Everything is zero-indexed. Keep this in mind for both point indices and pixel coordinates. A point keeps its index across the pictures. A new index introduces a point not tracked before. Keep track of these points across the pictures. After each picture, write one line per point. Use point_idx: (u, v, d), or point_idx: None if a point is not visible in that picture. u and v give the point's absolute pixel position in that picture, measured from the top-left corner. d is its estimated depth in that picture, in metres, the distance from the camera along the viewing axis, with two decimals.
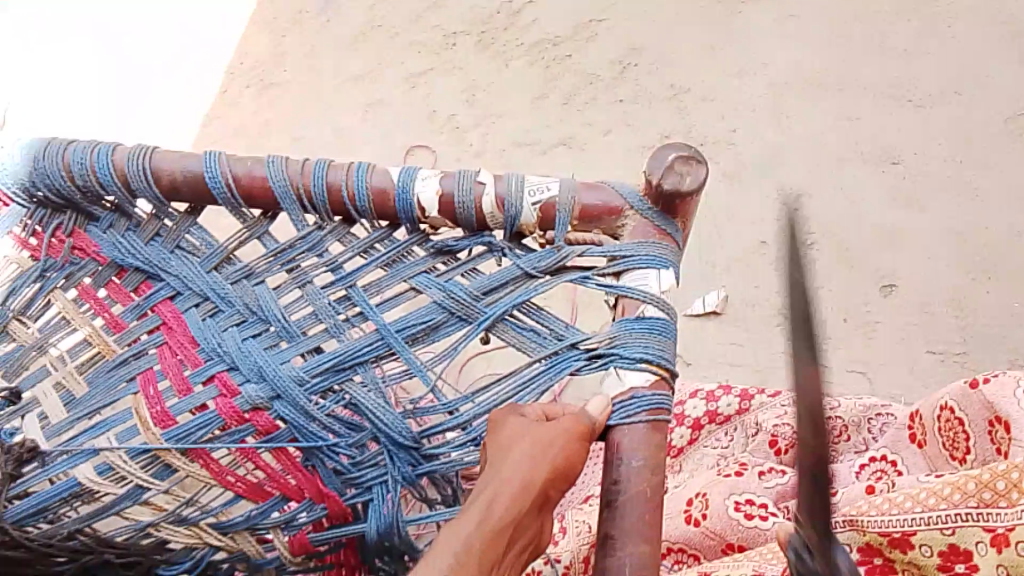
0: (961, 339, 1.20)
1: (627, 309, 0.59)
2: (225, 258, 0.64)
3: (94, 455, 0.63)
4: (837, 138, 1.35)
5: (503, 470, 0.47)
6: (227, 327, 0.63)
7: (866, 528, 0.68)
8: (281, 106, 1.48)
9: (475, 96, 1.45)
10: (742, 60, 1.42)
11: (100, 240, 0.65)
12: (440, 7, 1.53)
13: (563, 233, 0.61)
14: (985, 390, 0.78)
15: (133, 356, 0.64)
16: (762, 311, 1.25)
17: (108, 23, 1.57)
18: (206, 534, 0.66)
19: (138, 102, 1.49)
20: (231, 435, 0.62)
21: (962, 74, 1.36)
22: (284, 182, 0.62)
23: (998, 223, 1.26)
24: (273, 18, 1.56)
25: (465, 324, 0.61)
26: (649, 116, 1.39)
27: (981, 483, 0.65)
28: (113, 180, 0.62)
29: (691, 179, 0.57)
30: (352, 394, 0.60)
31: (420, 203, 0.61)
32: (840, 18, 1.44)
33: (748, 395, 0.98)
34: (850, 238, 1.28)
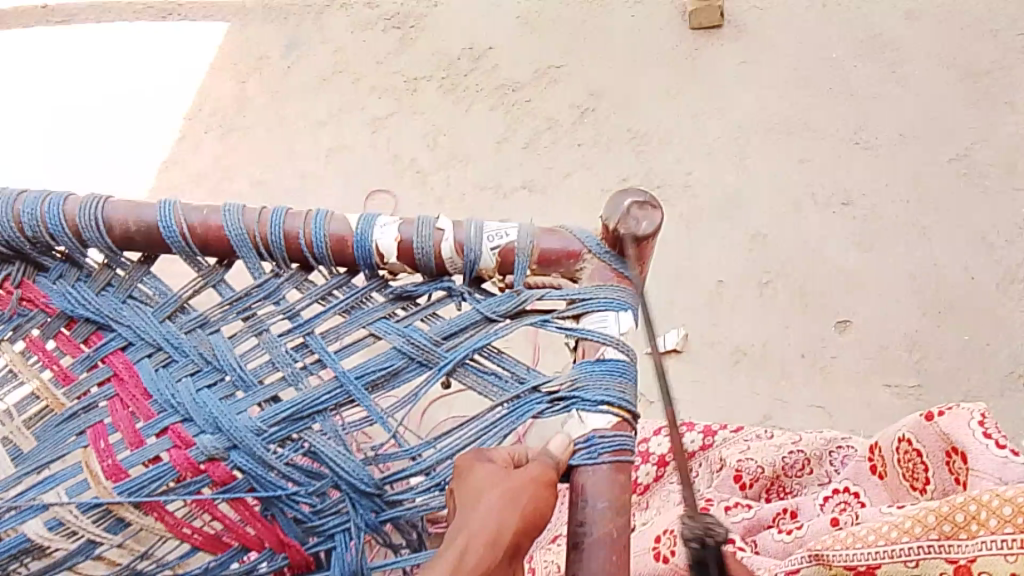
0: (915, 374, 1.22)
1: (588, 351, 0.59)
2: (179, 307, 0.63)
3: (43, 512, 0.61)
4: (790, 178, 1.38)
5: (474, 516, 0.46)
6: (181, 378, 0.62)
7: (832, 562, 0.68)
8: (242, 153, 1.47)
9: (437, 141, 1.45)
10: (696, 103, 1.46)
11: (49, 290, 0.64)
12: (403, 52, 1.54)
13: (522, 277, 0.61)
14: (941, 422, 0.79)
15: (83, 409, 0.63)
16: (722, 347, 1.27)
17: (66, 69, 1.55)
18: None
19: (94, 150, 1.48)
20: (185, 487, 0.60)
21: (908, 117, 1.41)
22: (240, 231, 0.61)
23: (947, 259, 1.29)
24: (233, 64, 1.55)
25: (425, 369, 0.60)
26: (608, 159, 1.42)
27: (941, 515, 0.65)
28: (64, 230, 0.61)
29: (647, 223, 0.58)
30: (311, 442, 0.59)
31: (378, 249, 0.61)
32: (790, 63, 1.48)
33: (712, 431, 0.98)
34: (806, 276, 1.30)
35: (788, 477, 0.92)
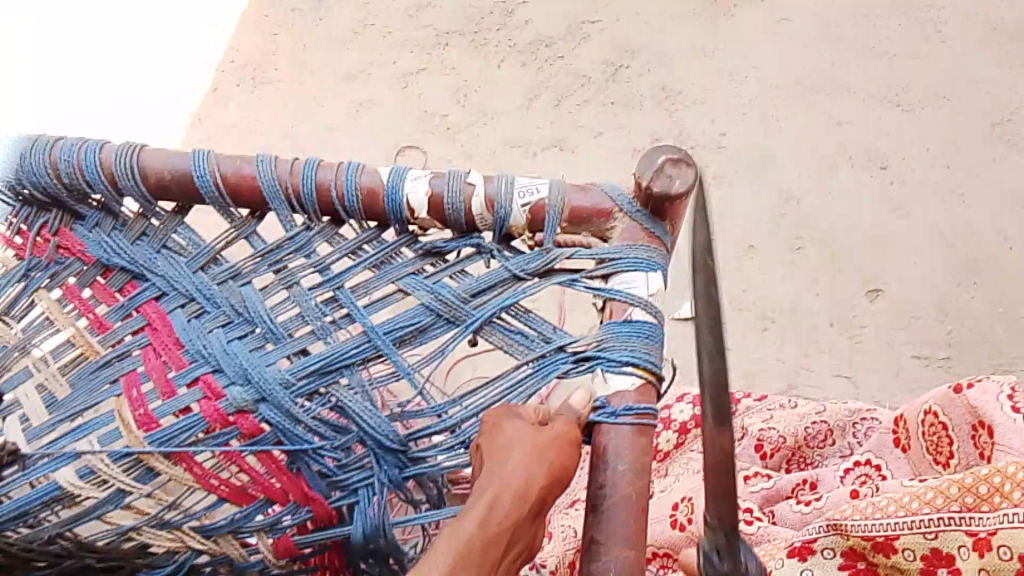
0: (945, 344, 1.21)
1: (615, 312, 0.59)
2: (211, 258, 0.64)
3: (75, 459, 0.62)
4: (827, 140, 1.35)
5: (503, 468, 0.47)
6: (212, 329, 0.63)
7: (850, 532, 0.67)
8: (273, 104, 1.47)
9: (467, 96, 1.44)
10: (732, 64, 1.43)
11: (85, 239, 0.65)
12: (435, 5, 1.52)
13: (552, 235, 0.61)
14: (969, 394, 0.79)
15: (117, 358, 0.63)
16: (749, 313, 1.25)
17: (95, 17, 1.54)
18: (187, 537, 0.65)
19: (126, 100, 1.48)
20: (215, 438, 0.62)
21: (951, 80, 1.37)
22: (272, 181, 0.61)
23: (984, 228, 1.27)
24: (264, 12, 1.54)
25: (453, 326, 0.61)
26: (640, 118, 1.40)
27: (963, 487, 0.65)
28: (100, 179, 0.62)
29: (680, 182, 0.58)
30: (338, 397, 0.60)
31: (409, 203, 0.61)
32: (830, 22, 1.44)
33: (735, 400, 1.00)
34: (838, 242, 1.29)
35: (810, 448, 0.93)
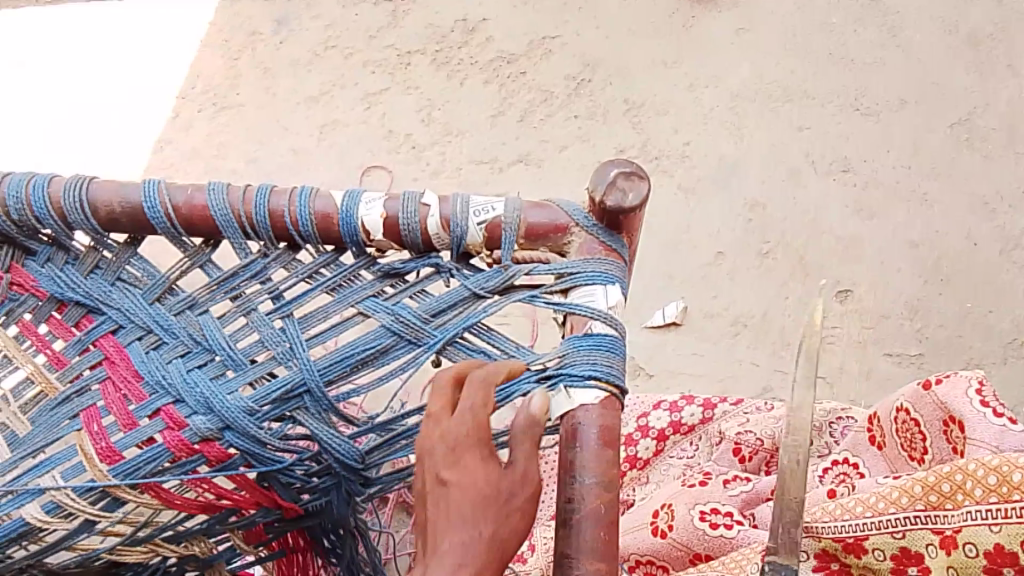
0: (916, 342, 1.22)
1: (577, 325, 0.59)
2: (167, 289, 0.63)
3: (41, 495, 0.61)
4: (790, 146, 1.37)
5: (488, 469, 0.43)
6: (171, 359, 0.61)
7: (821, 534, 0.66)
8: (236, 131, 1.46)
9: (431, 115, 1.44)
10: (693, 73, 1.44)
11: (38, 274, 0.64)
12: (395, 26, 1.52)
13: (510, 252, 0.61)
14: (938, 391, 0.79)
15: (76, 393, 0.62)
16: (721, 318, 1.25)
17: (57, 51, 1.54)
18: (160, 547, 0.69)
19: (85, 132, 1.46)
20: (181, 467, 0.60)
21: (909, 83, 1.40)
22: (225, 211, 0.61)
23: (948, 227, 1.29)
24: (224, 40, 1.54)
25: (415, 347, 0.60)
26: (604, 130, 1.40)
27: (927, 486, 0.65)
28: (49, 214, 0.61)
29: (633, 195, 0.58)
30: (303, 420, 0.60)
31: (365, 226, 0.61)
32: (788, 28, 1.46)
33: (712, 404, 0.99)
34: (806, 245, 1.29)
35: None
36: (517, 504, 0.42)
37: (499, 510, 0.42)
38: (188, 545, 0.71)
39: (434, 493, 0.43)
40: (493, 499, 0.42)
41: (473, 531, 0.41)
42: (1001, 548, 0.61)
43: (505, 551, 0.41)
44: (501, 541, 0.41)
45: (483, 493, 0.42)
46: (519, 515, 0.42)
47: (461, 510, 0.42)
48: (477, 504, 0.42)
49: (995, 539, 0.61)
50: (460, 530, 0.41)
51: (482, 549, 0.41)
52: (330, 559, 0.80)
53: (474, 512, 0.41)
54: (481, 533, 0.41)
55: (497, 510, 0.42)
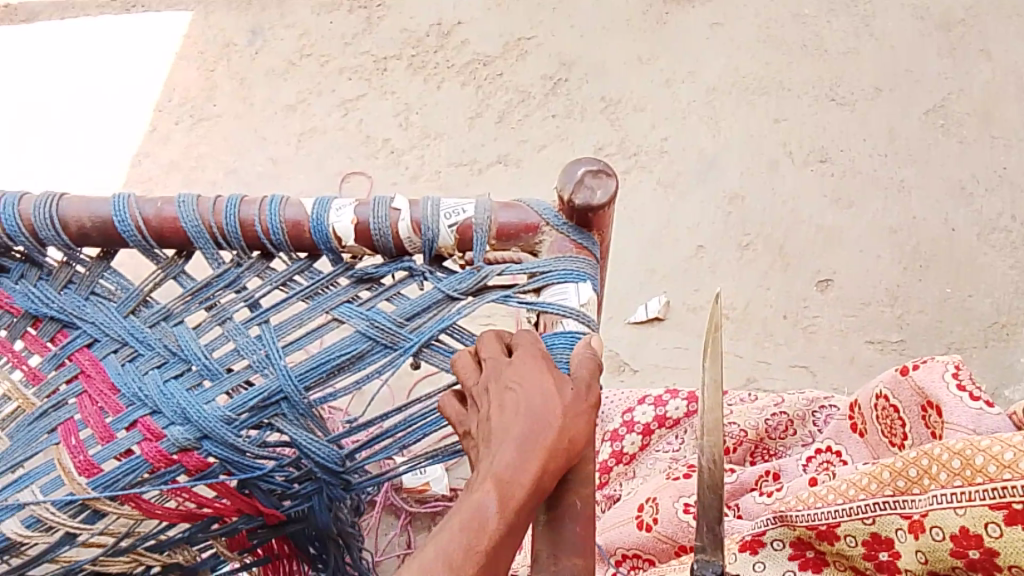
0: (897, 329, 1.23)
1: (549, 323, 0.59)
2: (141, 301, 0.63)
3: (19, 509, 0.61)
4: (767, 138, 1.37)
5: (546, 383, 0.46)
6: (147, 370, 0.62)
7: (795, 522, 0.69)
8: (215, 142, 1.46)
9: (409, 119, 1.45)
10: (669, 69, 1.45)
11: (13, 291, 0.64)
12: (371, 31, 1.53)
13: (482, 253, 0.61)
14: (915, 376, 0.79)
15: (52, 408, 0.62)
16: (704, 312, 1.26)
17: (32, 68, 1.54)
18: (143, 557, 0.69)
19: (64, 147, 1.46)
20: (161, 477, 0.61)
21: (883, 71, 1.41)
22: (196, 222, 0.61)
23: (926, 213, 1.30)
24: (201, 51, 1.54)
25: (390, 351, 0.61)
26: (582, 129, 1.41)
27: (894, 472, 0.65)
28: (20, 230, 0.62)
29: (602, 192, 0.58)
30: (281, 426, 0.61)
31: (336, 233, 0.61)
32: (761, 21, 1.47)
33: (696, 398, 0.99)
34: (786, 236, 1.30)
35: (772, 439, 0.94)
36: (580, 411, 0.45)
37: (566, 408, 0.44)
38: (172, 554, 0.71)
39: (497, 398, 0.46)
40: (558, 399, 0.45)
41: (544, 422, 0.43)
42: (966, 531, 0.60)
43: (570, 447, 0.44)
44: (568, 433, 0.44)
45: (549, 394, 0.45)
46: (582, 419, 0.45)
47: (531, 406, 0.44)
48: (546, 400, 0.44)
49: (960, 522, 0.60)
50: (532, 421, 0.43)
51: (552, 435, 0.43)
52: (315, 564, 0.81)
53: (543, 405, 0.44)
54: (549, 425, 0.43)
55: (563, 410, 0.44)
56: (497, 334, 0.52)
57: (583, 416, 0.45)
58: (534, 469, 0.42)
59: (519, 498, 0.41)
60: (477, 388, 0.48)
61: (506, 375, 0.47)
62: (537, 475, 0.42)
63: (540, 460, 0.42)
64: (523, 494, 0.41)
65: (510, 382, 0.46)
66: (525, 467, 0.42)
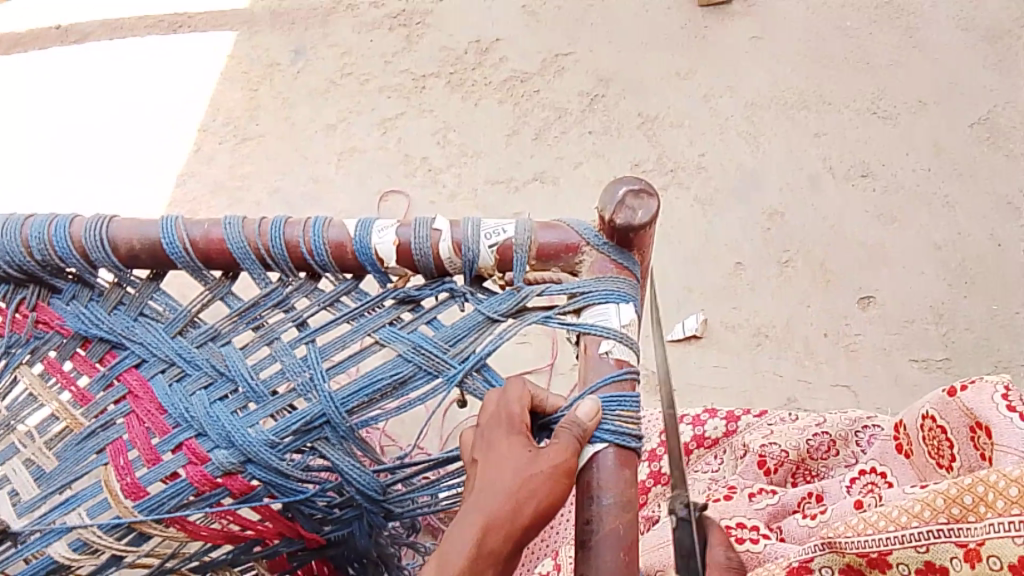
0: (943, 348, 1.20)
1: (590, 345, 0.59)
2: (189, 322, 0.64)
3: (66, 533, 0.62)
4: (807, 152, 1.36)
5: (505, 450, 0.48)
6: (195, 390, 0.62)
7: (845, 549, 0.66)
8: (256, 161, 1.48)
9: (447, 137, 1.46)
10: (707, 83, 1.44)
11: (64, 311, 0.65)
12: (409, 50, 1.54)
13: (522, 274, 0.61)
14: (964, 397, 0.77)
15: (101, 427, 0.63)
16: (744, 330, 1.25)
17: (82, 90, 1.58)
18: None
19: (110, 168, 1.49)
20: (205, 500, 0.62)
21: (926, 83, 1.39)
22: (242, 244, 0.62)
23: (972, 227, 1.27)
24: (243, 71, 1.57)
25: (434, 378, 0.61)
26: (619, 145, 1.41)
27: (949, 498, 0.63)
28: (72, 253, 0.63)
29: (643, 212, 0.58)
30: (324, 451, 0.61)
31: (378, 254, 0.62)
32: (802, 35, 1.46)
33: (735, 417, 0.99)
34: (828, 252, 1.28)
35: (814, 459, 0.92)
36: (535, 474, 0.47)
37: (514, 475, 0.47)
38: (214, 574, 0.72)
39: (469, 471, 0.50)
40: (509, 467, 0.47)
41: (487, 494, 0.46)
42: None
43: (514, 516, 0.45)
44: (514, 499, 0.46)
45: (503, 464, 0.48)
46: (536, 489, 0.46)
47: (484, 478, 0.47)
48: (495, 471, 0.47)
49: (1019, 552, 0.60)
50: (478, 493, 0.47)
51: (494, 506, 0.45)
52: None
53: (489, 477, 0.47)
54: (495, 495, 0.46)
55: (512, 479, 0.46)
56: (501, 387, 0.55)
57: (539, 482, 0.47)
58: (473, 537, 0.45)
59: (458, 566, 0.44)
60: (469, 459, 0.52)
61: (475, 447, 0.50)
62: (474, 544, 0.45)
63: (478, 529, 0.45)
64: (462, 563, 0.44)
65: (476, 457, 0.50)
66: (464, 537, 0.45)
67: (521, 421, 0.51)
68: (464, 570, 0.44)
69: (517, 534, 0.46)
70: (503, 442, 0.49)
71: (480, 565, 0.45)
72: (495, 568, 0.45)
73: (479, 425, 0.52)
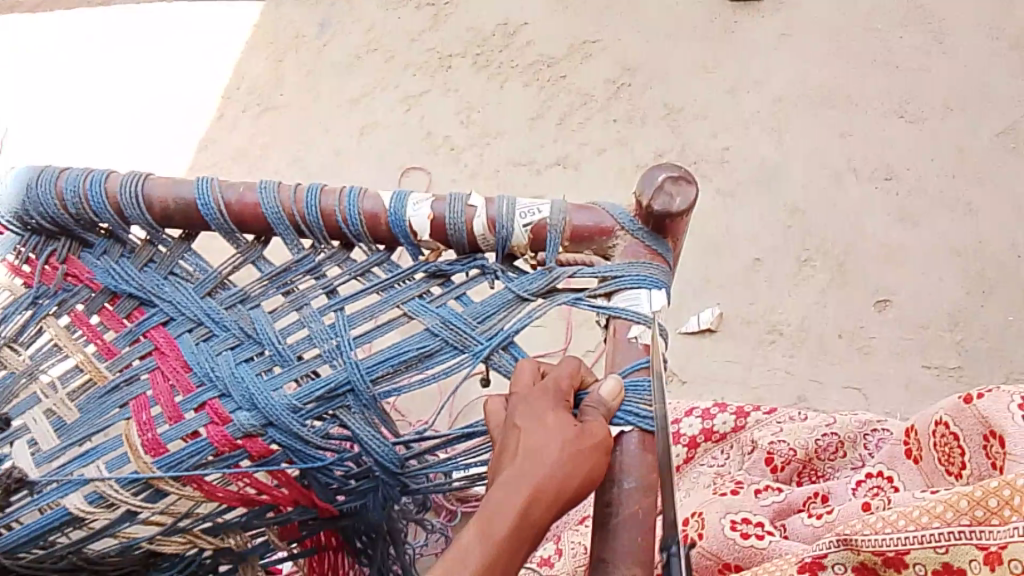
0: (956, 354, 1.20)
1: (620, 329, 0.59)
2: (219, 283, 0.64)
3: (84, 485, 0.61)
4: (831, 152, 1.36)
5: (550, 423, 0.50)
6: (221, 351, 0.62)
7: (860, 548, 0.67)
8: (279, 132, 1.48)
9: (470, 117, 1.45)
10: (734, 77, 1.43)
11: (94, 266, 0.65)
12: (436, 28, 1.54)
13: (554, 254, 0.61)
14: (980, 405, 0.76)
15: (125, 382, 0.63)
16: (758, 326, 1.25)
17: (108, 48, 1.58)
18: (198, 539, 0.70)
19: (133, 128, 1.50)
20: (225, 460, 0.61)
21: (953, 88, 1.38)
22: (277, 209, 0.62)
23: (992, 237, 1.27)
24: (270, 40, 1.56)
25: (460, 353, 0.61)
26: (643, 134, 1.40)
27: (973, 500, 0.64)
28: (105, 208, 0.63)
29: (680, 199, 0.58)
30: (346, 420, 0.61)
31: (412, 226, 0.62)
32: (832, 34, 1.45)
33: (745, 413, 0.99)
34: (845, 254, 1.28)
35: (821, 460, 0.92)
36: (581, 453, 0.49)
37: (564, 448, 0.48)
38: (225, 538, 0.71)
39: (509, 435, 0.51)
40: (558, 440, 0.49)
41: (535, 462, 0.47)
42: None
43: (561, 487, 0.47)
44: (563, 473, 0.47)
45: (550, 436, 0.49)
46: (582, 466, 0.49)
47: (530, 446, 0.48)
48: (542, 441, 0.49)
49: None
50: (525, 460, 0.48)
51: (544, 476, 0.47)
52: (360, 560, 0.81)
53: (539, 446, 0.48)
54: (544, 465, 0.47)
55: (561, 453, 0.48)
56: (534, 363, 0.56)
57: (584, 459, 0.49)
58: (522, 502, 0.46)
59: (505, 527, 0.45)
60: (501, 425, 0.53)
61: (516, 416, 0.51)
62: (522, 509, 0.46)
63: (527, 495, 0.46)
64: (509, 526, 0.45)
65: (519, 423, 0.50)
66: (511, 501, 0.46)
67: (563, 400, 0.53)
68: (509, 531, 0.45)
69: (558, 506, 0.47)
70: (548, 416, 0.51)
71: (524, 529, 0.46)
72: (535, 534, 0.47)
73: (519, 395, 0.53)
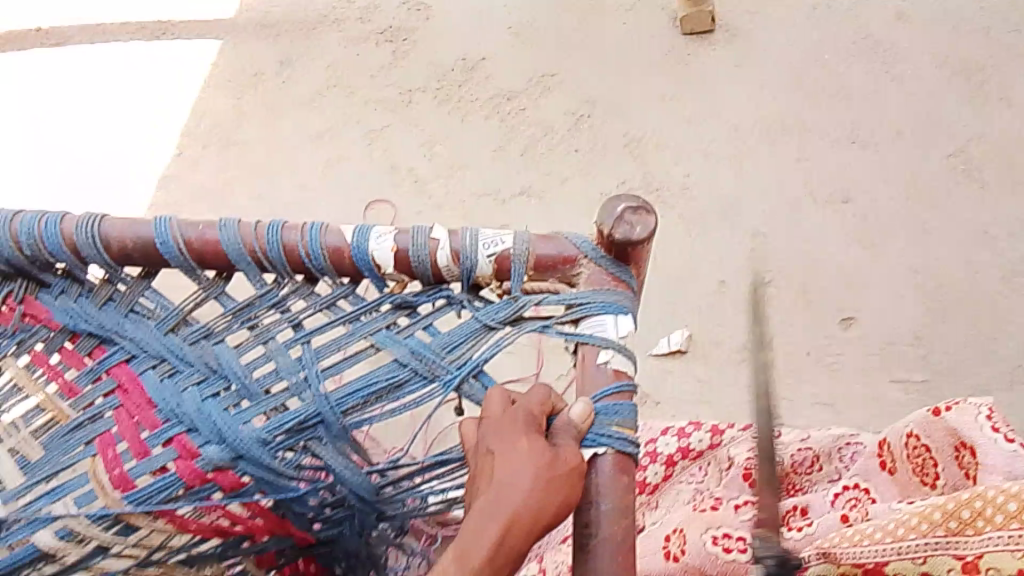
0: (920, 368, 1.23)
1: (589, 355, 0.58)
2: (181, 320, 0.62)
3: (52, 521, 0.60)
4: (791, 174, 1.38)
5: (523, 447, 0.49)
6: (186, 386, 0.61)
7: (840, 559, 0.67)
8: (241, 171, 1.47)
9: (433, 150, 1.46)
10: (692, 105, 1.46)
11: (51, 305, 0.64)
12: (397, 65, 1.54)
13: (520, 283, 0.60)
14: (948, 417, 0.78)
15: (90, 419, 0.62)
16: (727, 347, 1.27)
17: (63, 93, 1.56)
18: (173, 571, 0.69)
19: (93, 174, 1.49)
20: (195, 493, 0.60)
21: (903, 110, 1.41)
22: (238, 246, 0.61)
23: (948, 255, 1.29)
24: (228, 83, 1.55)
25: (430, 383, 0.59)
26: (604, 164, 1.42)
27: (947, 513, 0.64)
28: (63, 250, 0.62)
29: (641, 228, 0.57)
30: (317, 451, 0.59)
31: (376, 260, 0.60)
32: (786, 62, 1.48)
33: (720, 430, 0.97)
34: (806, 275, 1.31)
35: (798, 474, 0.91)
36: (556, 481, 0.48)
37: (538, 475, 0.47)
38: (201, 569, 0.70)
39: (481, 463, 0.50)
40: (532, 466, 0.48)
41: (510, 490, 0.46)
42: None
43: (537, 515, 0.46)
44: (539, 500, 0.47)
45: (524, 462, 0.48)
46: (557, 491, 0.48)
47: (504, 472, 0.48)
48: (516, 467, 0.48)
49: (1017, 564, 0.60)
50: (499, 489, 0.47)
51: (520, 503, 0.46)
52: None
53: (513, 472, 0.47)
54: (518, 492, 0.46)
55: (536, 478, 0.47)
56: (504, 391, 0.55)
57: (560, 485, 0.48)
58: (498, 532, 0.45)
59: (481, 559, 0.44)
60: (473, 452, 0.52)
61: (489, 442, 0.50)
62: (498, 539, 0.45)
63: (502, 525, 0.45)
64: (484, 556, 0.44)
65: (491, 450, 0.50)
66: (486, 533, 0.45)
67: (536, 424, 0.52)
68: (485, 561, 0.44)
69: (536, 534, 0.47)
70: (521, 441, 0.50)
71: (501, 559, 0.45)
72: (513, 564, 0.46)
73: (488, 422, 0.52)
